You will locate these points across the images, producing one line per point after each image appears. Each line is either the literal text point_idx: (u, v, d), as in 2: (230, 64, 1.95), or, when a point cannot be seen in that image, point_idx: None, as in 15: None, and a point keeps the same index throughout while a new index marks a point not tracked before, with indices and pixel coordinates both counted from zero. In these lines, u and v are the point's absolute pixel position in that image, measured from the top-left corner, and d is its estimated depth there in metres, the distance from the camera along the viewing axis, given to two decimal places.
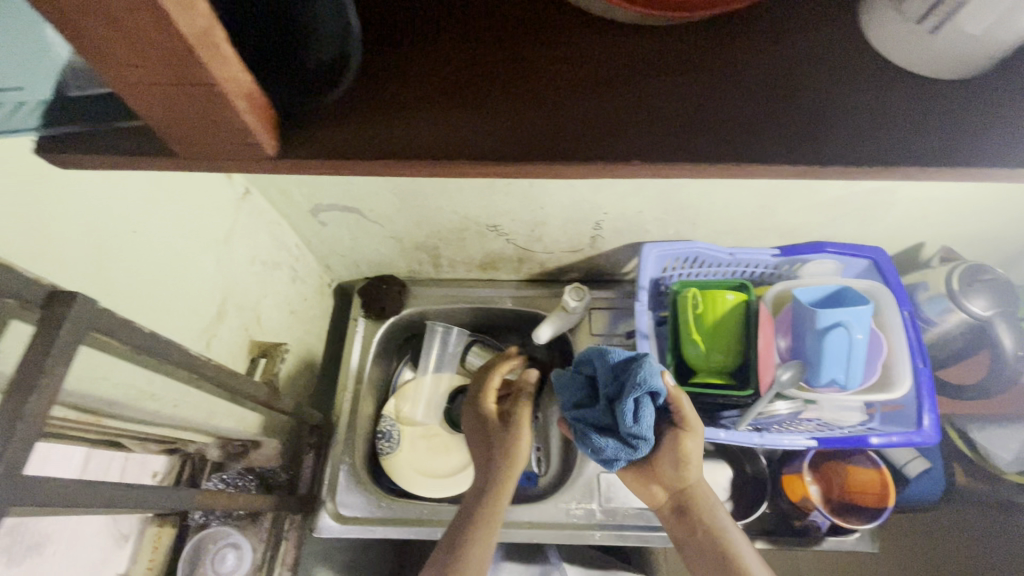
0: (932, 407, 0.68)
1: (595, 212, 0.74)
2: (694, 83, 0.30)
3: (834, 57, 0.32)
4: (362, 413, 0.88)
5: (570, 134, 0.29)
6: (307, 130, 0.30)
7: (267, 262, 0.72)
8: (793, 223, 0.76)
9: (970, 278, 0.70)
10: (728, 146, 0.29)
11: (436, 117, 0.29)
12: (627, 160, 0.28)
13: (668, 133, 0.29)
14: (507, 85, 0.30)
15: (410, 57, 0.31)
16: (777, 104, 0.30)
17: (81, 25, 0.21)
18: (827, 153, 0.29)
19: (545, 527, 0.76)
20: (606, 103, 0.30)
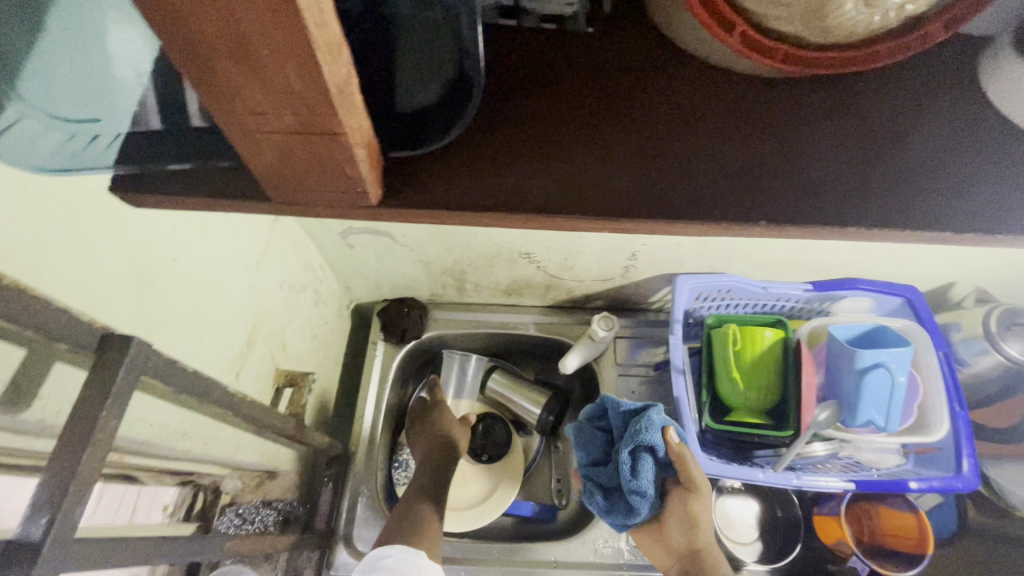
0: (971, 452, 0.68)
1: (632, 244, 0.72)
2: (738, 154, 0.38)
3: (852, 135, 0.39)
4: (379, 442, 0.85)
5: (638, 179, 0.36)
6: (415, 171, 0.37)
7: (294, 285, 0.69)
8: (829, 259, 0.76)
9: (1008, 321, 0.70)
10: (772, 208, 0.36)
11: (534, 176, 0.36)
12: (682, 211, 0.35)
13: (722, 195, 0.36)
14: (585, 133, 0.38)
15: (507, 107, 0.39)
16: (807, 174, 0.37)
17: (224, 72, 0.21)
18: (853, 217, 0.36)
19: (574, 568, 0.73)
20: (669, 169, 0.37)
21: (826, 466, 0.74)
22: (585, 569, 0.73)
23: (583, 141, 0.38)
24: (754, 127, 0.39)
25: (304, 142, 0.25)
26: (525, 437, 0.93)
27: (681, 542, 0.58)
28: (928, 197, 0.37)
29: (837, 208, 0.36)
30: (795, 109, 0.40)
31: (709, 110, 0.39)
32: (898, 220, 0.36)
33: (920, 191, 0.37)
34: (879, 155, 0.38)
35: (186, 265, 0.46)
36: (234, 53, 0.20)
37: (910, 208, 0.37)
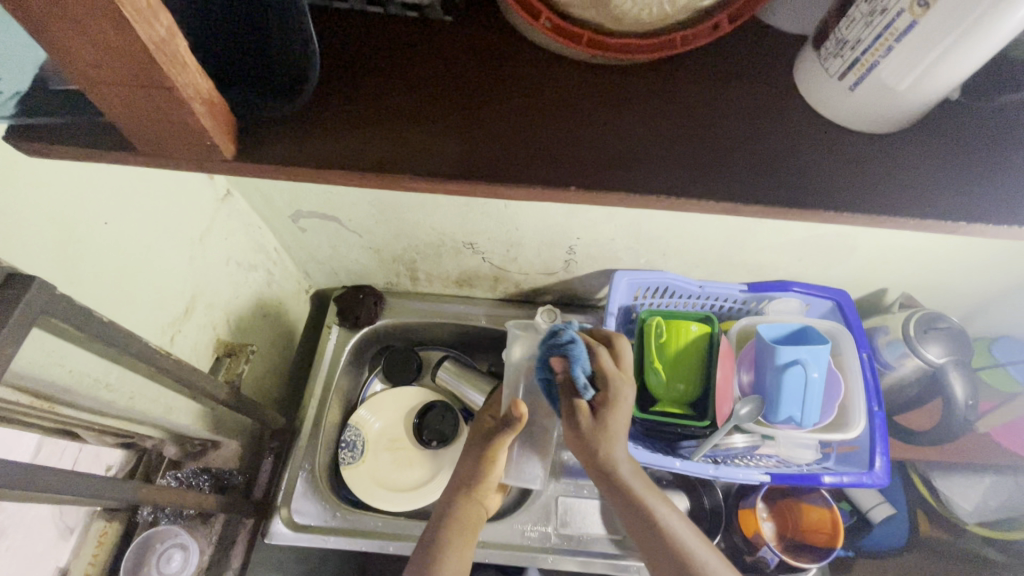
0: (884, 449, 0.70)
1: (568, 237, 0.75)
2: (634, 117, 0.33)
3: (764, 107, 0.35)
4: (328, 421, 0.88)
5: (503, 159, 0.31)
6: (260, 137, 0.31)
7: (242, 263, 0.72)
8: (760, 261, 0.78)
9: (926, 324, 0.72)
10: (662, 180, 0.31)
11: (388, 136, 0.32)
12: (561, 184, 0.31)
13: (606, 166, 0.32)
14: (446, 104, 0.33)
15: (355, 77, 0.33)
16: (709, 144, 0.33)
17: (43, 23, 0.22)
18: (752, 195, 0.32)
19: (498, 546, 0.76)
20: (546, 132, 0.32)
21: (751, 461, 0.77)
22: (510, 549, 0.76)
23: (447, 113, 0.32)
24: (641, 106, 0.34)
25: (144, 93, 0.26)
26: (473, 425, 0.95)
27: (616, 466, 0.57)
28: (847, 164, 0.33)
29: (720, 185, 0.32)
30: (709, 77, 0.35)
31: (593, 90, 0.34)
32: (807, 202, 0.32)
33: (852, 167, 0.33)
34: (780, 140, 0.33)
35: (118, 230, 0.50)
36: (51, 11, 0.21)
37: (808, 184, 0.32)
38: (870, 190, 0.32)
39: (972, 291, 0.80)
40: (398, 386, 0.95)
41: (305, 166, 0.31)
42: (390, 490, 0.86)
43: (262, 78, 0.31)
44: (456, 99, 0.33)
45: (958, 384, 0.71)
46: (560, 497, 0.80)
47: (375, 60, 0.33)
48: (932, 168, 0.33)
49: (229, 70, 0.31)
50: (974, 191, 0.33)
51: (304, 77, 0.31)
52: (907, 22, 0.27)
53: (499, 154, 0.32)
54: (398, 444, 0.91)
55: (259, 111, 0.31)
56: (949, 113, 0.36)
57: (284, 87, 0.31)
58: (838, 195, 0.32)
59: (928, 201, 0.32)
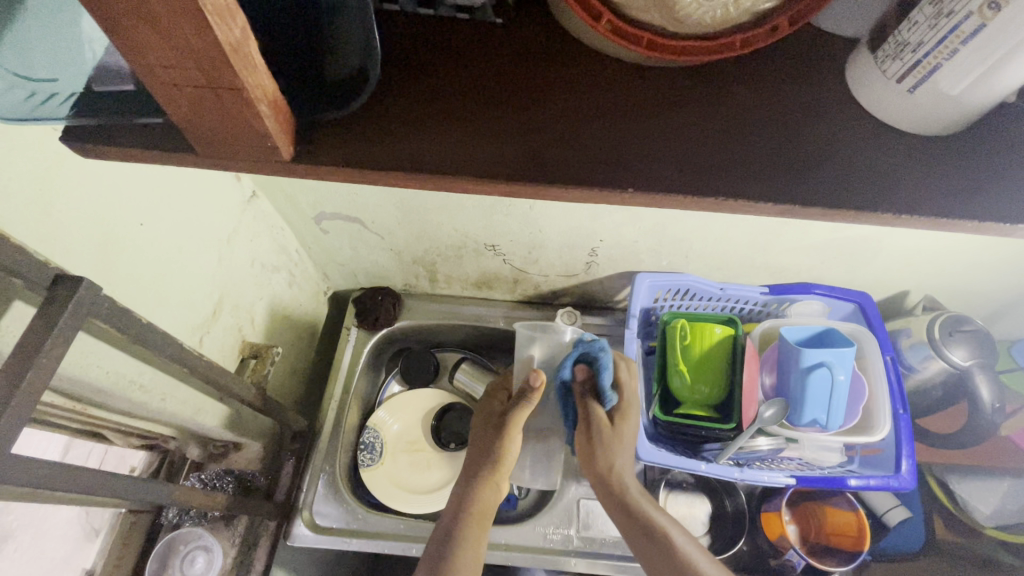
0: (911, 453, 0.70)
1: (591, 239, 0.75)
2: (688, 119, 0.33)
3: (816, 110, 0.35)
4: (347, 423, 0.88)
5: (559, 160, 0.31)
6: (322, 138, 0.31)
7: (266, 265, 0.72)
8: (783, 263, 0.78)
9: (951, 327, 0.71)
10: (719, 183, 0.31)
11: (444, 138, 0.32)
12: (617, 185, 0.31)
13: (664, 168, 0.32)
14: (504, 107, 0.33)
15: (410, 79, 0.33)
16: (763, 147, 0.33)
17: (124, 24, 0.22)
18: (808, 196, 0.31)
19: (521, 549, 0.76)
20: (601, 133, 0.32)
21: (775, 464, 0.76)
22: (532, 552, 0.76)
23: (506, 116, 0.32)
24: (695, 109, 0.34)
25: (211, 95, 0.26)
26: None
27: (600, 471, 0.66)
28: (899, 167, 0.33)
29: (777, 187, 0.32)
30: (758, 80, 0.35)
31: (647, 92, 0.34)
32: (862, 202, 0.32)
33: (905, 169, 0.33)
34: (831, 141, 0.33)
35: (152, 231, 0.50)
36: (134, 11, 0.21)
37: (864, 186, 0.32)
38: (927, 191, 0.32)
39: (995, 293, 0.80)
40: (416, 388, 0.95)
41: (367, 168, 0.31)
42: (411, 493, 0.86)
43: (319, 77, 0.31)
44: (513, 102, 0.33)
45: (984, 388, 0.71)
46: (582, 500, 0.80)
47: (429, 63, 0.33)
48: (987, 170, 0.33)
49: (290, 73, 0.31)
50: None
51: (363, 76, 0.31)
52: (977, 25, 0.27)
53: (559, 157, 0.32)
54: (417, 446, 0.91)
55: (319, 113, 0.31)
56: (1001, 115, 0.36)
57: (339, 87, 0.31)
58: (894, 195, 0.32)
59: (984, 204, 0.32)
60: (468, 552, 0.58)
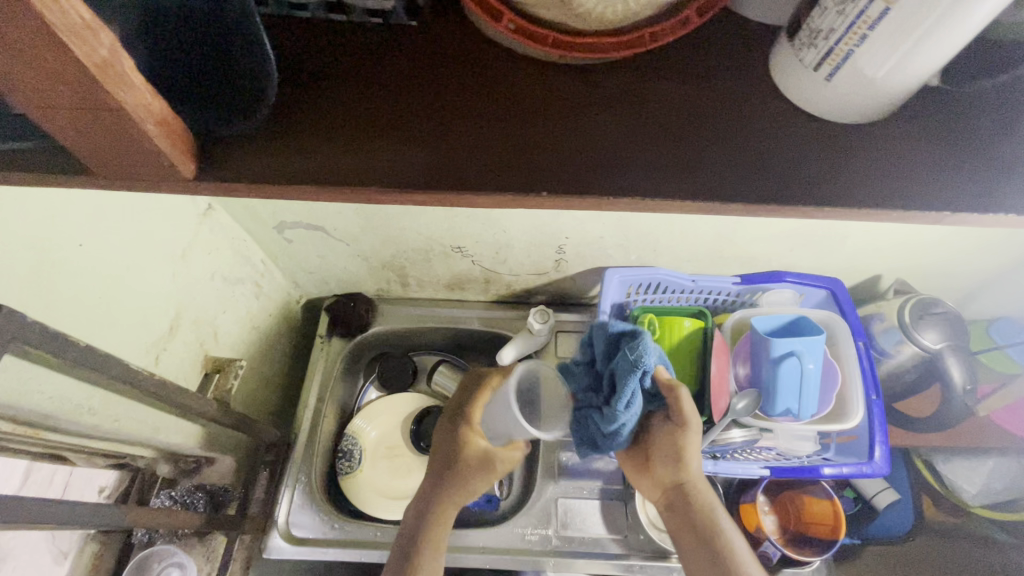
0: (884, 438, 0.70)
1: (557, 237, 0.74)
2: (608, 115, 0.32)
3: (740, 101, 0.34)
4: (324, 431, 0.87)
5: (469, 164, 0.31)
6: (227, 154, 0.32)
7: (228, 277, 0.72)
8: (753, 253, 0.77)
9: (921, 311, 0.71)
10: (634, 182, 0.31)
11: (351, 146, 0.31)
12: (529, 189, 0.30)
13: (579, 169, 0.31)
14: (416, 115, 0.32)
15: (321, 91, 0.32)
16: (684, 141, 0.32)
17: None
18: (727, 191, 0.31)
19: (498, 551, 0.76)
20: (513, 133, 0.32)
21: (750, 455, 0.76)
22: (510, 554, 0.76)
23: (416, 123, 0.31)
24: (615, 107, 0.33)
25: (90, 115, 0.25)
26: None
27: (667, 477, 0.58)
28: (822, 158, 0.32)
29: (696, 183, 0.31)
30: (681, 70, 0.34)
31: (565, 91, 0.33)
32: (779, 195, 0.31)
33: (828, 161, 0.32)
34: (754, 132, 0.33)
35: (93, 253, 0.50)
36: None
37: (785, 179, 0.31)
38: (848, 182, 0.32)
39: (967, 274, 0.79)
40: (394, 393, 0.94)
41: (270, 183, 0.31)
42: (391, 499, 0.85)
43: (229, 89, 0.31)
44: (425, 109, 0.32)
45: (956, 370, 0.70)
46: (559, 499, 0.79)
47: (341, 73, 0.33)
48: (911, 160, 0.33)
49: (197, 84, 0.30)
50: (955, 176, 0.32)
51: (262, 92, 0.31)
52: (880, 10, 0.26)
53: (470, 163, 0.31)
54: (397, 451, 0.90)
55: (223, 126, 0.31)
56: (923, 97, 0.35)
57: (245, 99, 0.31)
58: (815, 187, 0.31)
59: (907, 191, 0.32)
60: (431, 553, 0.58)
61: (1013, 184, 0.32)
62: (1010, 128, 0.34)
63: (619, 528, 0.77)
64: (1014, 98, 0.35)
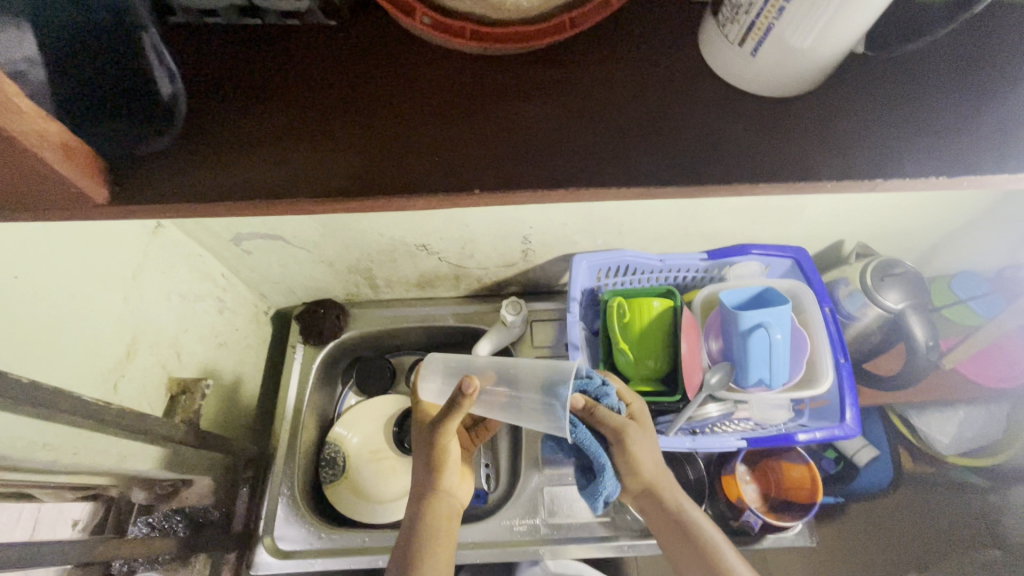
0: (854, 400, 0.71)
1: (520, 227, 0.74)
2: (539, 106, 0.33)
3: (676, 80, 0.34)
4: (305, 441, 0.87)
5: (395, 167, 0.31)
6: (140, 174, 0.32)
7: (187, 295, 0.70)
8: (717, 228, 0.78)
9: (882, 272, 0.72)
10: (565, 173, 0.31)
11: (278, 158, 0.32)
12: (458, 188, 0.31)
13: (508, 161, 0.31)
14: (336, 120, 0.32)
15: (248, 107, 0.33)
16: (617, 126, 0.32)
17: None
18: (661, 177, 0.31)
19: (488, 545, 0.76)
20: (440, 133, 0.32)
21: (726, 428, 0.77)
22: (499, 547, 0.76)
23: (337, 127, 0.32)
24: (545, 98, 0.33)
25: None
26: None
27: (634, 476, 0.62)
28: (752, 138, 0.33)
29: (633, 168, 0.31)
30: (611, 52, 0.34)
31: (489, 81, 0.33)
32: (709, 177, 0.31)
33: (755, 140, 0.33)
34: (683, 115, 0.33)
35: (34, 285, 0.48)
36: None
37: (714, 161, 0.32)
38: (776, 161, 0.32)
39: (925, 233, 0.81)
40: (373, 397, 0.94)
41: (188, 204, 0.31)
42: (377, 503, 0.86)
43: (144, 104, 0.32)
44: (344, 113, 0.32)
45: (918, 328, 0.72)
46: (545, 488, 0.80)
47: (268, 86, 0.34)
48: (837, 134, 0.33)
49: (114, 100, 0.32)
50: (876, 146, 0.33)
51: (170, 102, 0.33)
52: None
53: (391, 163, 0.31)
54: (380, 454, 0.90)
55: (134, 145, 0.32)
56: (849, 68, 0.35)
57: (159, 117, 0.33)
58: (742, 166, 0.32)
59: (835, 164, 0.32)
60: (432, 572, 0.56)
61: (935, 150, 0.33)
62: (932, 95, 0.35)
63: (605, 511, 0.78)
64: (935, 63, 0.35)
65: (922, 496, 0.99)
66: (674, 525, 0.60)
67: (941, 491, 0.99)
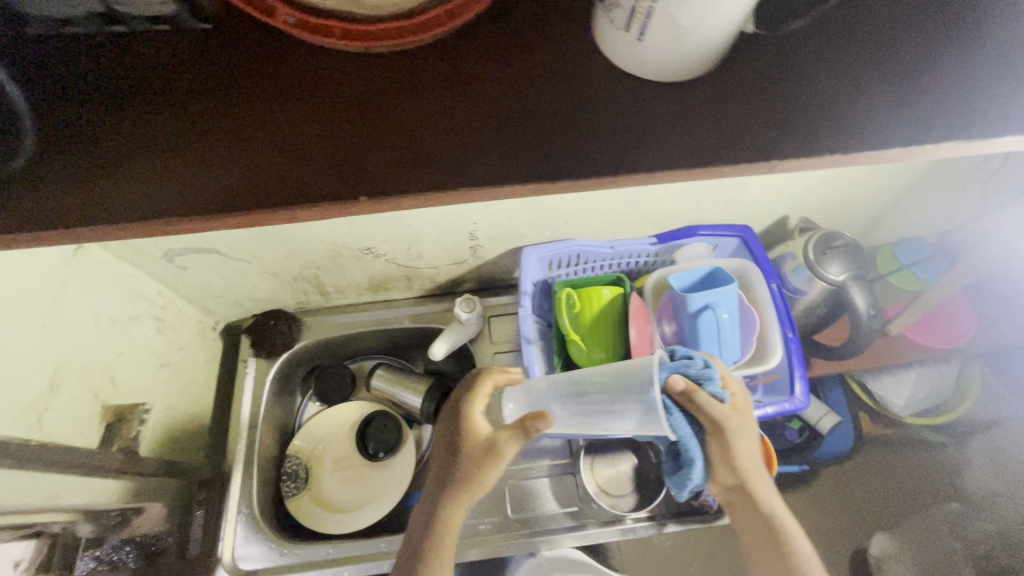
0: (802, 373, 0.72)
1: (465, 224, 0.72)
2: (399, 114, 0.38)
3: (529, 78, 0.38)
4: (263, 456, 0.85)
5: (270, 179, 0.36)
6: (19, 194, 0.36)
7: (117, 318, 0.67)
8: (663, 212, 0.77)
9: (823, 246, 0.73)
10: (422, 176, 0.36)
11: (164, 177, 0.36)
12: (329, 195, 0.36)
13: (373, 168, 0.36)
14: (216, 143, 0.37)
15: (149, 117, 0.38)
16: (468, 127, 0.37)
17: None
18: (514, 174, 0.36)
19: (454, 546, 0.75)
20: (310, 143, 0.37)
21: None
22: (466, 546, 0.76)
23: (216, 145, 0.37)
24: (404, 106, 0.38)
25: None
26: (416, 430, 0.94)
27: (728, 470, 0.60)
28: None
29: (483, 166, 0.36)
30: (463, 54, 0.39)
31: (350, 93, 0.38)
32: None
33: None
34: None
35: None
36: None
37: None
38: None
39: (865, 204, 0.82)
40: (335, 405, 0.92)
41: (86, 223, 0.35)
42: (343, 513, 0.84)
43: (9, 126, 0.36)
44: (235, 129, 0.37)
45: (860, 298, 0.73)
46: (510, 484, 0.79)
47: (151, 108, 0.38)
48: None
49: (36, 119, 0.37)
50: None
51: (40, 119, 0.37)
52: None
53: (268, 179, 0.36)
54: (345, 463, 0.88)
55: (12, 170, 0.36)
56: None
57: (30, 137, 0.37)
58: None
59: (693, 158, 0.36)
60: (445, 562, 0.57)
61: None
62: None
63: (571, 501, 0.78)
64: None
65: (880, 458, 1.02)
66: (762, 522, 0.60)
67: (898, 452, 1.03)
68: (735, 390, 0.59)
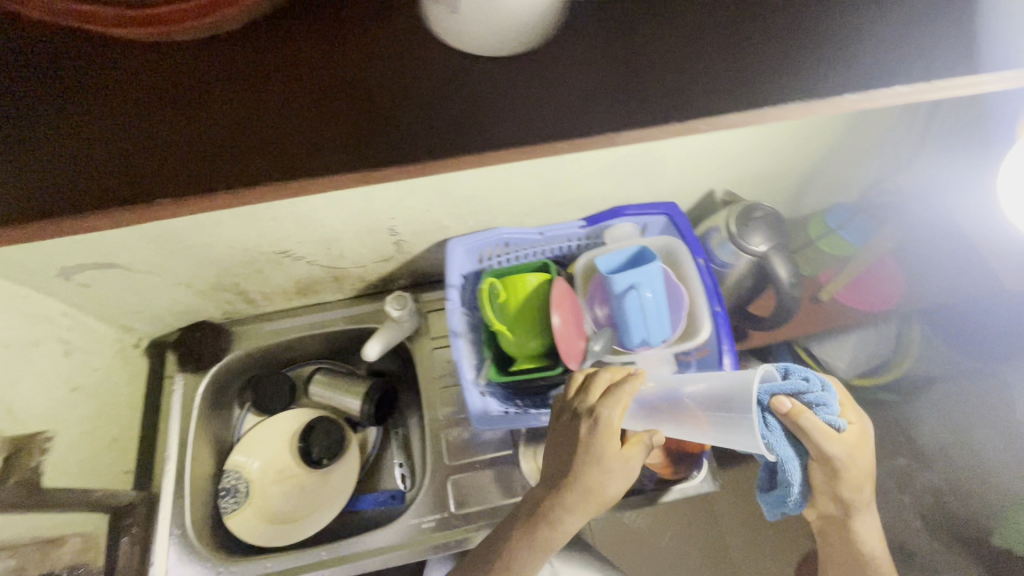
0: (731, 346, 0.72)
1: (381, 220, 0.70)
2: (241, 99, 0.46)
3: (341, 56, 0.46)
4: (198, 474, 0.82)
5: (151, 174, 0.46)
6: None
7: (10, 344, 0.63)
8: (587, 194, 0.76)
9: (745, 218, 0.73)
10: (272, 156, 0.46)
11: (61, 179, 0.45)
12: (203, 183, 0.46)
13: (236, 152, 0.46)
14: (94, 146, 0.45)
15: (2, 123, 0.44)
16: (298, 106, 0.46)
17: None
18: (343, 148, 0.46)
19: (394, 548, 0.75)
20: (173, 137, 0.46)
21: None
22: (407, 548, 0.75)
23: (94, 147, 0.45)
24: (245, 91, 0.46)
25: None
26: (362, 433, 0.91)
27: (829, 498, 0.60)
28: None
29: (324, 143, 0.46)
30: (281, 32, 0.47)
31: (192, 82, 0.46)
32: None
33: None
34: None
35: None
36: None
37: None
38: None
39: (788, 173, 0.82)
40: (274, 415, 0.89)
41: None
42: (284, 524, 0.82)
43: None
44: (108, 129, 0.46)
45: (782, 268, 0.75)
46: (451, 480, 0.78)
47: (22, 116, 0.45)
48: None
49: None
50: None
51: None
52: None
53: (152, 176, 0.46)
54: (286, 474, 0.86)
55: None
56: None
57: None
58: None
59: None
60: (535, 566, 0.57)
61: None
62: None
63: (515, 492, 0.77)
64: None
65: None
66: (850, 544, 0.64)
67: None
68: (854, 418, 0.57)
